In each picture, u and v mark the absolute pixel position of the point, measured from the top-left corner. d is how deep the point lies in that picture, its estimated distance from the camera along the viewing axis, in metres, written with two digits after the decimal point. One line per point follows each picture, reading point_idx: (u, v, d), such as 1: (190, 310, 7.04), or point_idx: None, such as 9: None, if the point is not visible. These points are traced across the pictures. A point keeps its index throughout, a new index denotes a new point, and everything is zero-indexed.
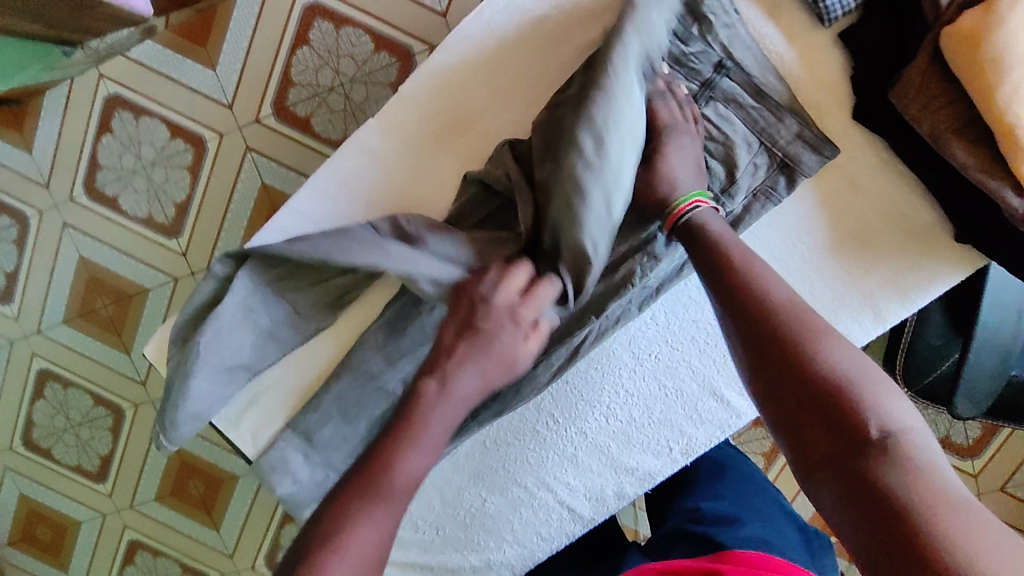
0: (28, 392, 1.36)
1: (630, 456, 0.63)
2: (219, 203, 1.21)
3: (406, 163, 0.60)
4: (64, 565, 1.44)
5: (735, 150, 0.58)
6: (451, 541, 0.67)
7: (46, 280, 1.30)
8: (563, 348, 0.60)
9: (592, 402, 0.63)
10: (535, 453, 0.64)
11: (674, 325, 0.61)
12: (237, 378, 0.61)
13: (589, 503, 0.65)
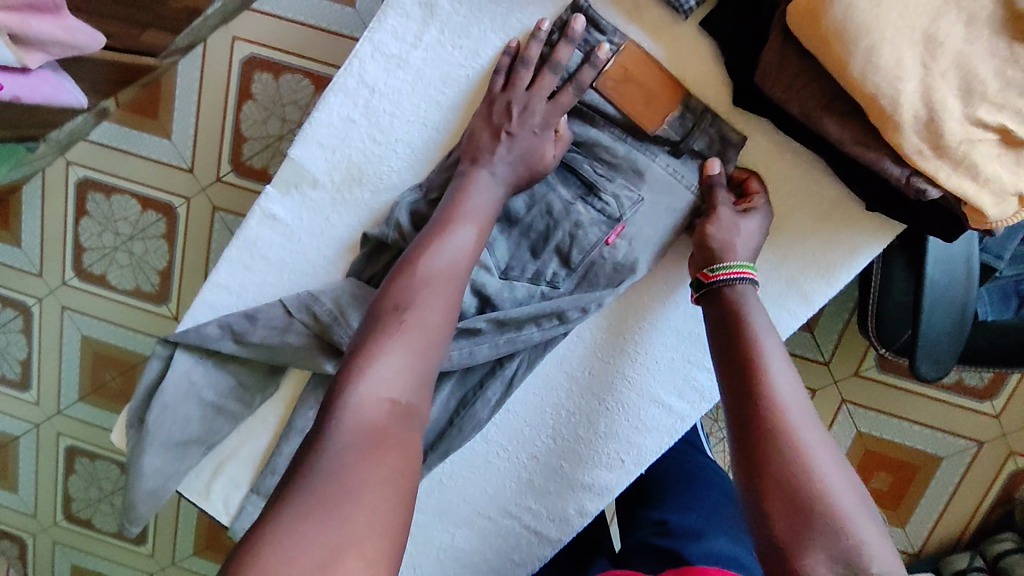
0: (60, 469, 1.43)
1: (585, 473, 0.63)
2: (199, 265, 1.25)
3: (310, 222, 0.61)
4: None
5: (644, 161, 0.59)
6: None
7: (56, 363, 1.35)
8: (496, 382, 0.59)
9: (538, 426, 0.62)
10: (494, 484, 0.64)
11: (602, 340, 0.60)
12: (191, 453, 0.63)
13: (553, 524, 0.64)
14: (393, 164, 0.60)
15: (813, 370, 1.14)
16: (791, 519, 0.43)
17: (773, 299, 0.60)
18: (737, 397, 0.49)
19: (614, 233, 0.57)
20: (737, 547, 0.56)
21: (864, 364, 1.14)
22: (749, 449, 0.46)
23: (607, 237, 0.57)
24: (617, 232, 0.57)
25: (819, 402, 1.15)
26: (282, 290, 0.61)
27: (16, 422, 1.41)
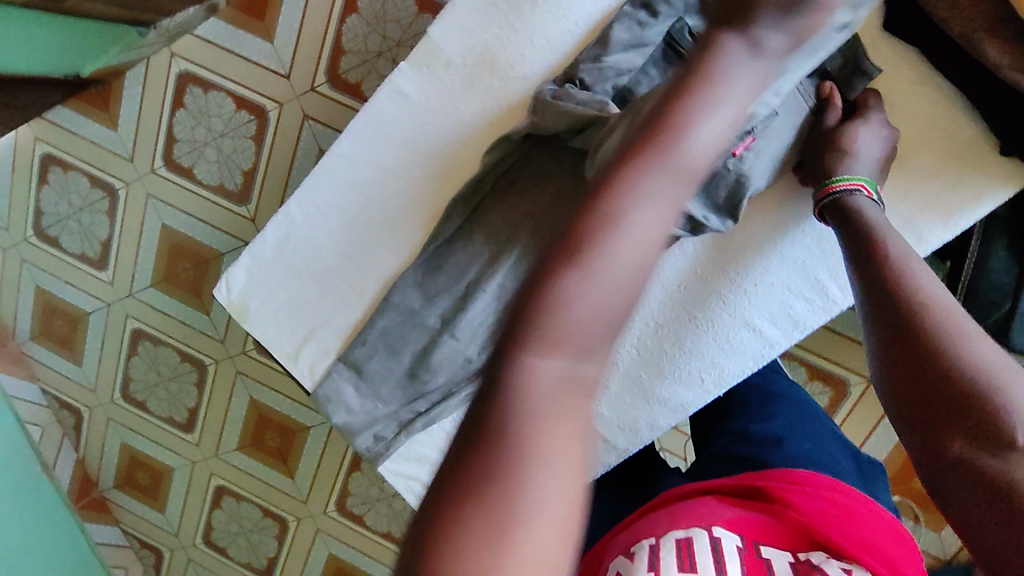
0: (124, 350, 1.50)
1: (661, 387, 0.65)
2: (281, 171, 1.29)
3: (437, 102, 0.67)
4: (161, 507, 1.60)
5: (784, 79, 0.59)
6: None
7: (134, 247, 1.42)
8: None
9: (624, 333, 0.66)
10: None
11: (700, 252, 0.64)
12: None
13: (622, 433, 0.66)
14: (526, 55, 0.66)
15: None
16: (923, 398, 0.47)
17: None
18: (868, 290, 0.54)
19: (742, 146, 0.57)
20: (814, 451, 0.65)
21: None
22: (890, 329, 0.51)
23: (733, 148, 0.57)
24: (744, 144, 0.57)
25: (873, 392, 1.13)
26: (399, 160, 0.67)
27: (89, 299, 1.48)
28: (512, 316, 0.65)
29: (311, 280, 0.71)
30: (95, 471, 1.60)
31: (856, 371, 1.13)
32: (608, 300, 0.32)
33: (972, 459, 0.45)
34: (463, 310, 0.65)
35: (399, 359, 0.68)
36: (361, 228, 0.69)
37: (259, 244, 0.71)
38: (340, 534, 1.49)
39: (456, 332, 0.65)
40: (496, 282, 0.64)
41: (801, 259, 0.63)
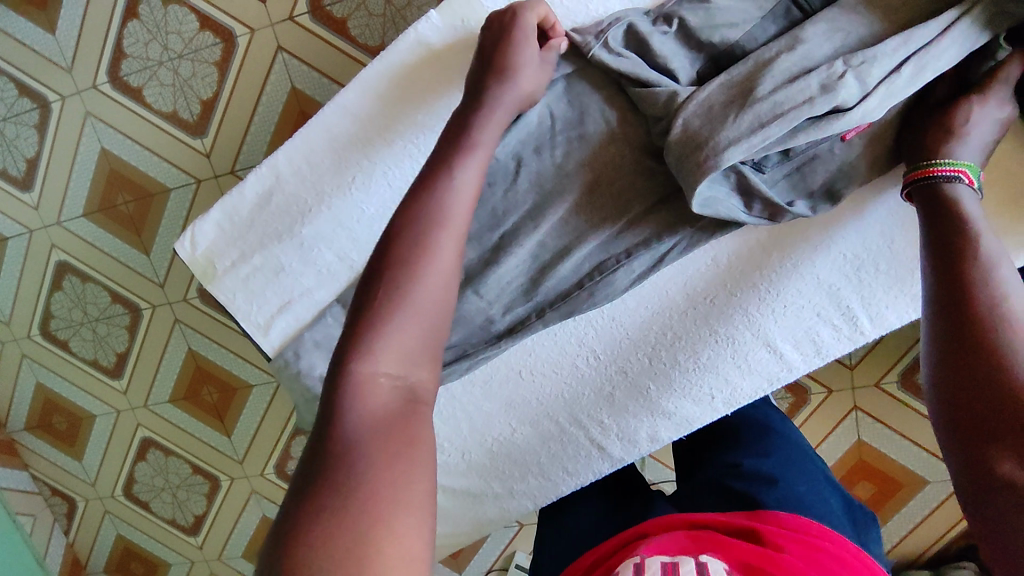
0: (46, 283, 1.35)
1: (668, 401, 0.71)
2: (246, 108, 1.17)
3: (458, 41, 0.61)
4: (78, 455, 1.48)
5: (898, 75, 0.56)
6: (474, 468, 0.75)
7: (67, 170, 1.26)
8: (646, 256, 0.64)
9: (637, 340, 0.69)
10: (572, 392, 0.71)
11: (733, 268, 0.67)
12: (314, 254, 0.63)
13: (621, 444, 0.72)
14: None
15: (836, 370, 1.14)
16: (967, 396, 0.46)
17: (905, 286, 0.65)
18: (941, 301, 0.51)
19: (852, 132, 0.60)
20: (805, 496, 0.64)
21: (888, 375, 1.13)
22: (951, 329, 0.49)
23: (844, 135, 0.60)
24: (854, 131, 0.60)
25: (831, 403, 1.16)
26: (418, 121, 0.62)
27: (7, 223, 1.31)
28: (544, 282, 0.64)
29: (293, 245, 0.64)
30: (3, 411, 1.45)
31: (817, 380, 1.15)
32: (422, 324, 0.45)
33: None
34: (493, 264, 0.64)
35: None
36: (360, 194, 0.63)
37: (235, 199, 0.63)
38: (278, 495, 1.45)
39: (481, 289, 0.63)
40: (537, 238, 0.64)
41: (837, 288, 0.66)
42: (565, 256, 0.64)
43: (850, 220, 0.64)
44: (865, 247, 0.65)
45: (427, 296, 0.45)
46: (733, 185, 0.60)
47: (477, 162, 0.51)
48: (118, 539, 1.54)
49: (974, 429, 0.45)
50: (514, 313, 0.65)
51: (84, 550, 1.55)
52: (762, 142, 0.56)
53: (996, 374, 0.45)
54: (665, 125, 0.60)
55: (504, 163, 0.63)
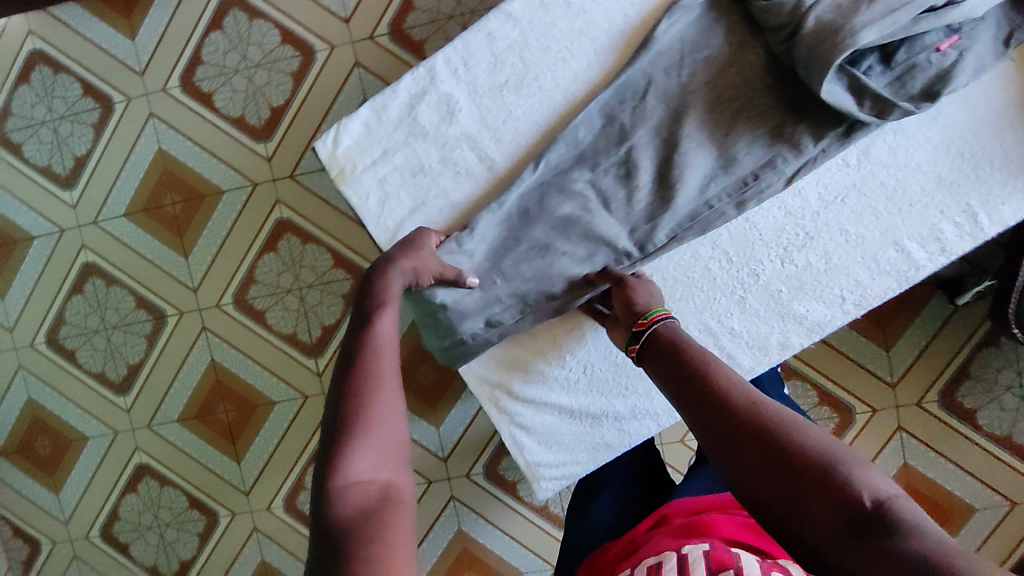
0: (66, 286, 1.29)
1: (800, 305, 0.76)
2: (315, 117, 1.22)
3: None
4: (55, 485, 1.33)
5: None
6: (593, 384, 0.78)
7: (116, 170, 1.26)
8: (778, 174, 0.73)
9: (770, 242, 0.75)
10: (704, 298, 0.76)
11: (866, 169, 0.74)
12: (463, 147, 0.73)
13: (751, 353, 0.77)
14: None
15: (879, 388, 1.19)
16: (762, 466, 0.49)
17: (1016, 184, 0.73)
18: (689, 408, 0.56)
19: (948, 41, 0.71)
20: None
21: (927, 395, 1.18)
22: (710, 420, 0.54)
23: (941, 42, 0.71)
24: (950, 40, 0.71)
25: (876, 423, 1.19)
26: (564, 32, 0.74)
27: (39, 220, 1.28)
28: (675, 194, 0.73)
29: (435, 144, 0.73)
30: None
31: (862, 400, 1.19)
32: (375, 428, 0.54)
33: (854, 517, 0.45)
34: (627, 178, 0.74)
35: (535, 228, 0.73)
36: (507, 96, 0.74)
37: (386, 100, 0.73)
38: (282, 535, 1.30)
39: (610, 205, 0.74)
40: (659, 148, 0.74)
41: (956, 186, 0.74)
42: (683, 172, 0.72)
43: (962, 121, 0.74)
44: (976, 146, 0.73)
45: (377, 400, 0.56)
46: (846, 85, 0.69)
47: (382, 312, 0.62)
48: None
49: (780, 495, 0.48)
50: (640, 229, 0.74)
51: None
52: (892, 24, 0.68)
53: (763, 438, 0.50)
54: (789, 31, 0.70)
55: (635, 83, 0.73)
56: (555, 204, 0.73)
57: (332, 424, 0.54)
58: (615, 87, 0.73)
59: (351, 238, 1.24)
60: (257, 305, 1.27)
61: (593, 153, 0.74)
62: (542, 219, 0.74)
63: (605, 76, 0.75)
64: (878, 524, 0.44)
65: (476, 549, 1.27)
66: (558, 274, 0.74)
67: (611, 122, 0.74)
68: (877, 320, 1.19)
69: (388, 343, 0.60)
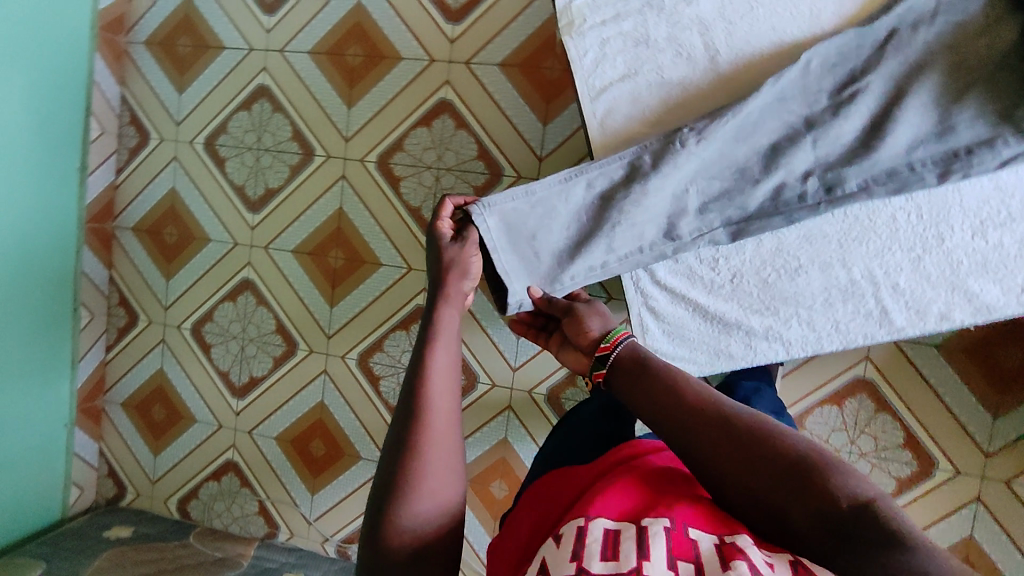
0: (238, 100, 1.39)
1: (973, 282, 0.79)
2: (506, 13, 1.26)
3: None
4: (168, 273, 1.45)
5: None
6: (739, 295, 0.86)
7: (315, 10, 1.35)
8: (992, 156, 0.71)
9: (968, 212, 0.76)
10: (881, 247, 0.79)
11: None
12: (692, 30, 0.79)
13: (907, 314, 0.82)
14: None
15: (970, 452, 1.16)
16: (735, 469, 0.52)
17: None
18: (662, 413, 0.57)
19: None
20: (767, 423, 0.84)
21: (1019, 476, 1.14)
22: (684, 425, 0.55)
23: None
24: None
25: (956, 485, 1.16)
26: None
27: (234, 34, 1.39)
28: (884, 146, 0.73)
29: (667, 21, 0.79)
30: (121, 204, 1.47)
31: (948, 457, 1.17)
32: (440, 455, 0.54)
33: (834, 507, 0.47)
34: (840, 116, 0.74)
35: (738, 146, 0.76)
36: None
37: None
38: (346, 385, 1.37)
39: (818, 138, 0.74)
40: (868, 104, 0.73)
41: None
42: (896, 125, 0.72)
43: None
44: None
45: (438, 444, 0.54)
46: None
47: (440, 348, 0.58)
48: (155, 373, 1.47)
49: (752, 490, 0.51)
50: (835, 172, 0.75)
51: (113, 375, 1.50)
52: None
53: (740, 440, 0.52)
54: None
55: (880, 29, 0.72)
56: (769, 122, 0.75)
57: (396, 450, 0.54)
58: (859, 30, 0.73)
59: (501, 138, 1.28)
60: (396, 171, 1.33)
61: (817, 84, 0.74)
62: (749, 136, 0.76)
63: (859, 13, 0.76)
64: (867, 525, 0.46)
65: (513, 463, 1.32)
66: (741, 199, 0.77)
67: (843, 64, 0.74)
68: (995, 386, 1.14)
69: (445, 373, 0.57)
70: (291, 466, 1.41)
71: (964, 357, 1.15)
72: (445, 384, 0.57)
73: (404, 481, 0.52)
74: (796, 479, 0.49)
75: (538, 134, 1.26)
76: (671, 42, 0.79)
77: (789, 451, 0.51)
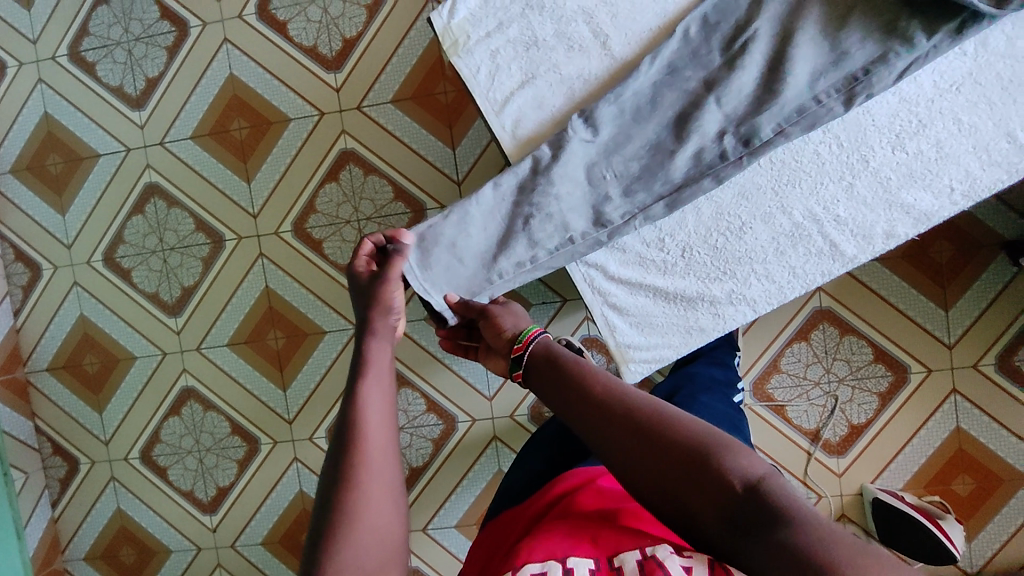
0: (127, 205, 1.31)
1: (908, 194, 0.80)
2: (385, 48, 1.24)
3: None
4: (100, 405, 1.33)
5: None
6: (694, 267, 0.85)
7: (187, 93, 1.29)
8: (888, 71, 0.73)
9: (882, 129, 0.78)
10: (813, 183, 0.80)
11: (982, 60, 0.75)
12: (577, 22, 0.78)
13: (855, 242, 0.82)
14: None
15: (935, 349, 1.20)
16: (640, 464, 0.52)
17: None
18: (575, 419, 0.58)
19: None
20: None
21: (983, 358, 1.19)
22: (595, 427, 0.56)
23: None
24: None
25: (930, 383, 1.20)
26: None
27: (106, 139, 1.30)
28: (785, 86, 0.74)
29: (551, 17, 0.78)
30: (28, 348, 1.34)
31: (918, 359, 1.20)
32: (375, 480, 0.54)
33: (729, 492, 0.48)
34: (735, 71, 0.75)
35: (645, 125, 0.77)
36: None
37: None
38: (322, 467, 1.29)
39: (722, 96, 0.76)
40: (757, 54, 0.75)
41: None
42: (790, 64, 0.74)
43: None
44: None
45: (376, 468, 0.55)
46: None
47: (369, 386, 0.60)
48: (114, 515, 1.35)
49: (659, 484, 0.51)
50: (747, 124, 0.76)
51: (67, 530, 1.36)
52: None
53: (644, 435, 0.53)
54: None
55: None
56: (668, 95, 0.77)
57: (333, 476, 0.54)
58: None
59: (413, 173, 1.24)
60: (315, 236, 1.27)
61: (706, 46, 0.76)
62: (651, 114, 0.78)
63: None
64: (761, 509, 0.46)
65: None
66: (664, 173, 0.78)
67: (725, 19, 0.76)
68: (941, 280, 1.18)
69: (380, 406, 0.59)
70: (287, 567, 1.32)
71: (905, 263, 1.19)
72: (379, 419, 0.58)
73: (339, 502, 0.53)
74: (694, 469, 0.50)
75: (449, 161, 1.24)
76: (560, 36, 0.78)
77: (689, 442, 0.51)
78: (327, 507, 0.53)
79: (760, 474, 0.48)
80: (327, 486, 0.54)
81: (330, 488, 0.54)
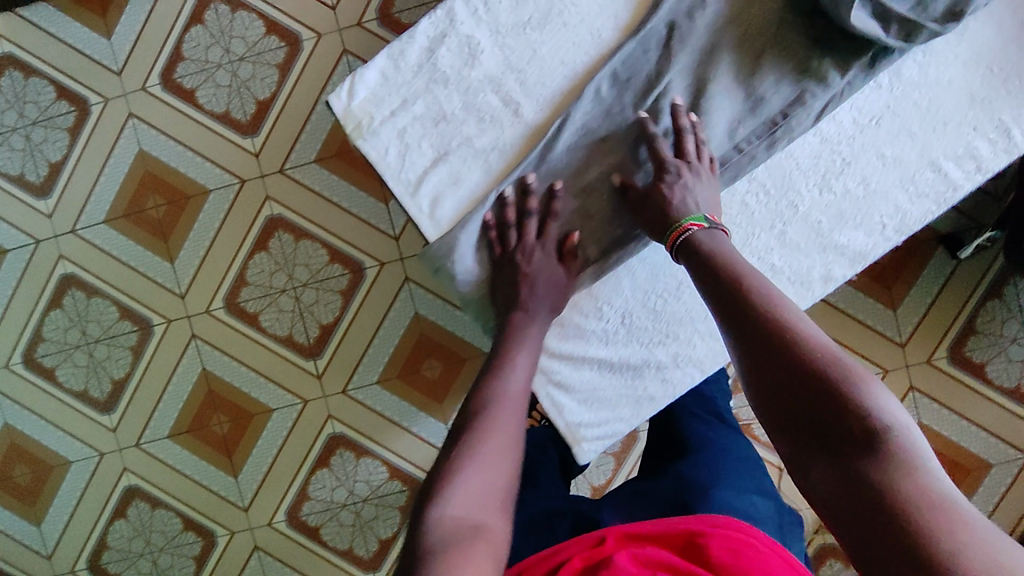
0: (43, 301, 1.22)
1: (840, 236, 0.78)
2: (302, 108, 1.19)
3: None
4: (37, 517, 1.24)
5: None
6: (633, 333, 0.80)
7: (94, 175, 1.21)
8: (805, 113, 0.75)
9: (808, 171, 0.77)
10: (746, 234, 0.77)
11: (898, 92, 0.76)
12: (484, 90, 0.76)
13: (795, 290, 0.79)
14: None
15: (888, 349, 1.19)
16: (795, 397, 0.49)
17: None
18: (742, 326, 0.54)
19: None
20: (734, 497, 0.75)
21: (937, 352, 1.19)
22: (767, 340, 0.52)
23: None
24: None
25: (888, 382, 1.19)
26: None
27: (12, 233, 1.22)
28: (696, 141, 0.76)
29: (457, 89, 0.76)
30: None
31: (872, 361, 1.20)
32: (494, 445, 0.58)
33: (890, 481, 0.43)
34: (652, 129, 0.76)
35: (567, 191, 0.76)
36: (531, 34, 0.76)
37: (403, 46, 0.76)
38: (286, 551, 1.22)
39: (637, 156, 0.76)
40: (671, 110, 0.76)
41: (990, 101, 0.76)
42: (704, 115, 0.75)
43: (991, 35, 0.76)
44: (1006, 60, 0.76)
45: (501, 433, 0.60)
46: (873, 13, 0.73)
47: (514, 375, 0.68)
48: None
49: (810, 428, 0.48)
50: None
51: None
52: None
53: (820, 377, 0.48)
54: None
55: (658, 30, 0.76)
56: (587, 156, 0.76)
57: (459, 432, 0.60)
58: (639, 38, 0.76)
59: (343, 232, 1.19)
60: (249, 309, 1.20)
61: (619, 103, 0.76)
62: (574, 177, 0.76)
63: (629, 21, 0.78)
64: (915, 511, 0.41)
65: None
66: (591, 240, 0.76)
67: (635, 75, 0.76)
68: (885, 281, 1.19)
69: (514, 390, 0.66)
70: None
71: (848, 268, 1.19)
72: (516, 395, 0.66)
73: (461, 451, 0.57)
74: (860, 439, 0.45)
75: (383, 216, 1.19)
76: (467, 105, 0.76)
77: (872, 412, 0.46)
78: (450, 457, 0.57)
79: (946, 490, 0.42)
80: (453, 440, 0.59)
81: (454, 443, 0.59)
